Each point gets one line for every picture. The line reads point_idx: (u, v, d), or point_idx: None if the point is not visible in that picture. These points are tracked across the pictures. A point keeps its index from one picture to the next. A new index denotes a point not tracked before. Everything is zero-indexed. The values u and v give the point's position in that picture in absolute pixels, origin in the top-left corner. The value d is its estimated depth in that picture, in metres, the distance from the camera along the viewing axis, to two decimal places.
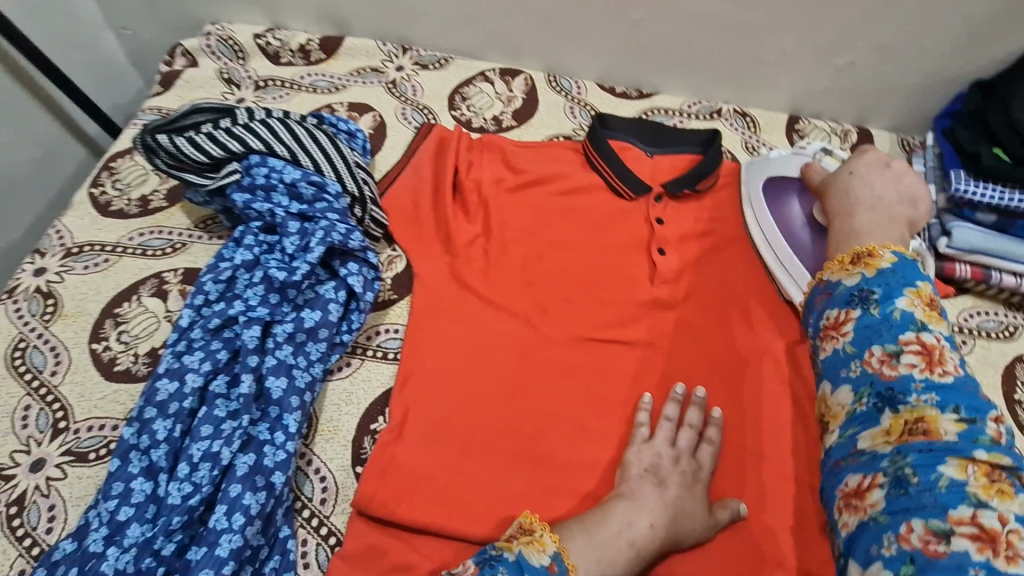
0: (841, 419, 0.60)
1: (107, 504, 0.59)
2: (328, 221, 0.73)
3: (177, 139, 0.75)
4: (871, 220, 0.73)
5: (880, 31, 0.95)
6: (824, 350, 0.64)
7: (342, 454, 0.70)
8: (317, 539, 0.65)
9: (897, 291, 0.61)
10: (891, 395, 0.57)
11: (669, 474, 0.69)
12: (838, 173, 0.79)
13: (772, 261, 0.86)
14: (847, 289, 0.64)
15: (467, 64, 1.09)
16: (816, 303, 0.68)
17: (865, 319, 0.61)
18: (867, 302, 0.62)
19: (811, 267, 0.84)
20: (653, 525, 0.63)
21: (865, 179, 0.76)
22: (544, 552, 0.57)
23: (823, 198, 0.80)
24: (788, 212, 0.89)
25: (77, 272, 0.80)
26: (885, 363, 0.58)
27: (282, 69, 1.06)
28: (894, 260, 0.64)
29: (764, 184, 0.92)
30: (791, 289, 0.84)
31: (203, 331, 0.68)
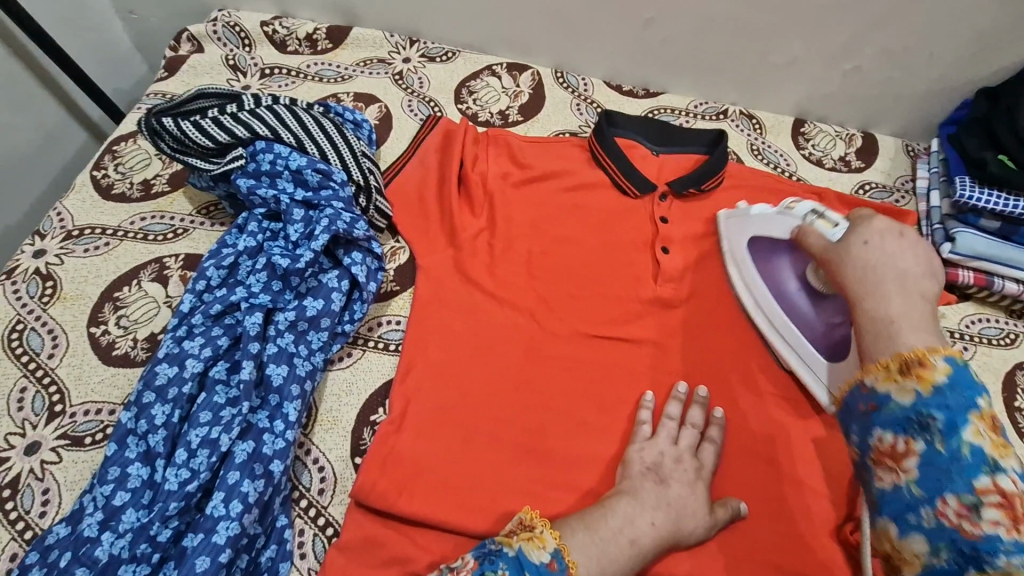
0: (916, 571, 0.51)
1: (103, 489, 0.58)
2: (333, 210, 0.72)
3: (182, 123, 0.75)
4: (905, 303, 0.61)
5: (891, 36, 0.94)
6: (883, 482, 0.55)
7: (342, 444, 0.69)
8: (314, 529, 0.64)
9: (961, 417, 0.51)
10: (976, 555, 0.47)
11: (671, 473, 0.68)
12: (850, 244, 0.68)
13: (767, 331, 0.80)
14: (901, 409, 0.54)
15: (475, 58, 1.09)
16: (860, 414, 0.58)
17: (928, 456, 0.52)
18: (929, 432, 0.52)
19: (811, 336, 0.77)
20: (654, 524, 0.63)
21: (883, 250, 0.65)
22: (544, 549, 0.56)
23: (835, 272, 0.68)
24: (777, 273, 0.81)
25: (77, 255, 0.79)
26: (964, 516, 0.49)
27: (289, 58, 1.05)
28: (950, 371, 0.54)
29: (749, 244, 0.84)
30: (795, 364, 0.78)
31: (203, 317, 0.67)
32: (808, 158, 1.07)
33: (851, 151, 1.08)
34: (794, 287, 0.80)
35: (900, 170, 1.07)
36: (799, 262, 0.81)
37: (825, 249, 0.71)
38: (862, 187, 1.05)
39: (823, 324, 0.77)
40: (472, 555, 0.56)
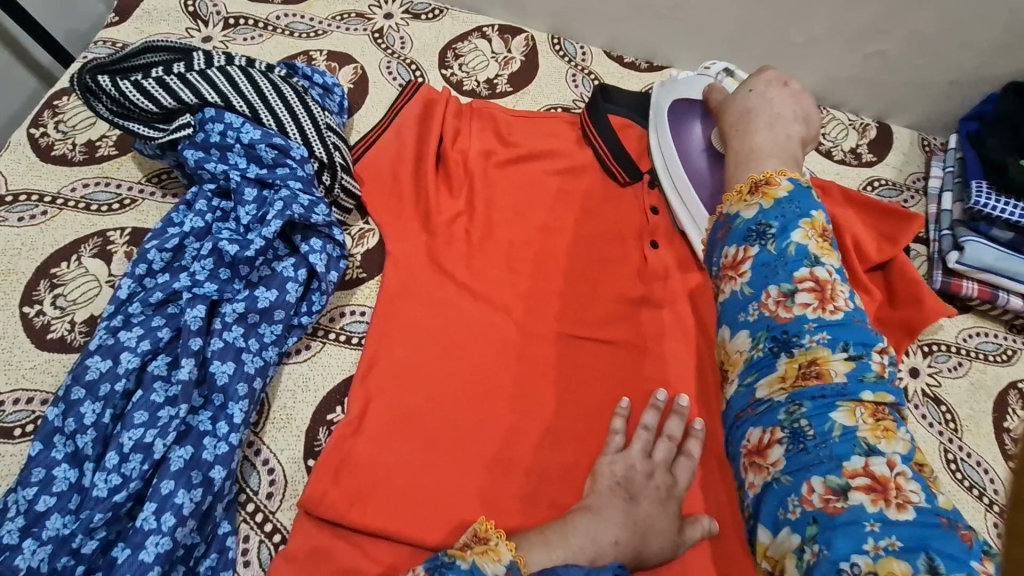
0: (738, 366, 0.55)
1: (26, 492, 0.53)
2: (289, 191, 0.66)
3: (121, 81, 0.66)
4: (767, 138, 0.67)
5: (922, 18, 0.86)
6: (723, 291, 0.58)
7: (295, 445, 0.65)
8: (260, 536, 0.60)
9: (793, 221, 0.56)
10: (787, 339, 0.52)
11: (642, 489, 0.63)
12: (738, 92, 0.73)
13: (668, 189, 0.81)
14: (745, 222, 0.58)
15: (464, 17, 0.99)
16: (719, 240, 0.61)
17: (761, 257, 0.56)
18: (764, 238, 0.57)
19: (706, 197, 0.79)
20: (617, 543, 0.59)
21: (764, 95, 0.71)
22: (499, 561, 0.53)
23: (722, 120, 0.74)
24: (688, 136, 0.82)
25: (11, 223, 0.72)
26: (781, 304, 0.53)
27: (256, 7, 0.94)
28: (790, 188, 0.59)
29: (671, 107, 0.84)
30: (686, 222, 0.80)
31: (142, 306, 0.61)
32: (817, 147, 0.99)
33: (862, 143, 1.00)
34: (700, 147, 0.81)
35: (911, 167, 0.99)
36: (709, 129, 0.82)
37: (719, 101, 0.76)
38: (870, 184, 0.97)
39: (715, 185, 0.79)
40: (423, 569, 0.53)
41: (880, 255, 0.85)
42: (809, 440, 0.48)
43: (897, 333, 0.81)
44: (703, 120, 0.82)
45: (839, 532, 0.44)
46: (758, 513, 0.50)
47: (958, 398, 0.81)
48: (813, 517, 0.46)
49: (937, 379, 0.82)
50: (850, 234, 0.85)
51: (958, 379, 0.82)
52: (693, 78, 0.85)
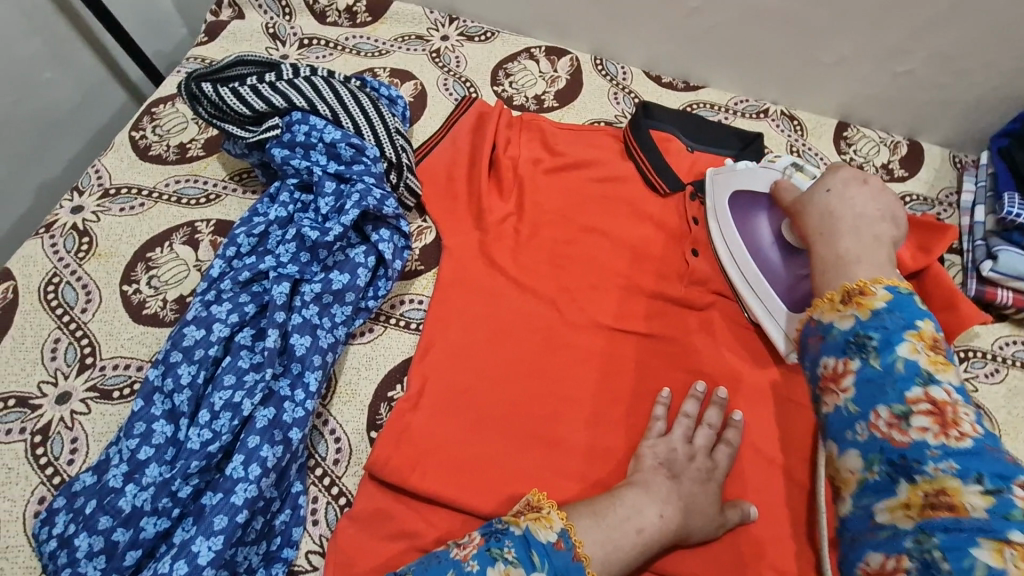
0: (852, 488, 0.51)
1: (129, 442, 0.60)
2: (364, 185, 0.72)
3: (221, 88, 0.75)
4: (857, 240, 0.64)
5: (950, 39, 0.90)
6: (827, 406, 0.55)
7: (359, 417, 0.70)
8: (327, 497, 0.66)
9: (897, 334, 0.53)
10: (905, 463, 0.48)
11: (683, 469, 0.67)
12: (813, 191, 0.71)
13: (739, 282, 0.81)
14: (841, 333, 0.56)
15: (514, 39, 1.07)
16: (809, 346, 0.60)
17: (865, 372, 0.53)
18: (866, 350, 0.53)
19: (779, 288, 0.79)
20: (662, 515, 0.62)
21: (845, 197, 0.69)
22: (551, 528, 0.56)
23: (798, 219, 0.72)
24: (755, 229, 0.81)
25: (113, 213, 0.81)
26: (894, 425, 0.49)
27: (327, 29, 1.04)
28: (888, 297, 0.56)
29: (731, 198, 0.84)
30: (762, 316, 0.79)
31: (232, 283, 0.68)
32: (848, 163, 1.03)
33: (894, 159, 1.04)
34: (767, 239, 0.80)
35: (943, 182, 1.03)
36: (775, 219, 0.81)
37: (793, 200, 0.74)
38: (902, 199, 1.01)
39: (792, 279, 0.78)
40: (478, 533, 0.57)
41: (914, 263, 0.88)
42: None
43: None
44: (769, 210, 0.81)
45: None
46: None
47: (995, 402, 0.83)
48: None
49: (973, 384, 0.84)
50: None
51: (994, 384, 0.84)
52: (754, 169, 0.82)
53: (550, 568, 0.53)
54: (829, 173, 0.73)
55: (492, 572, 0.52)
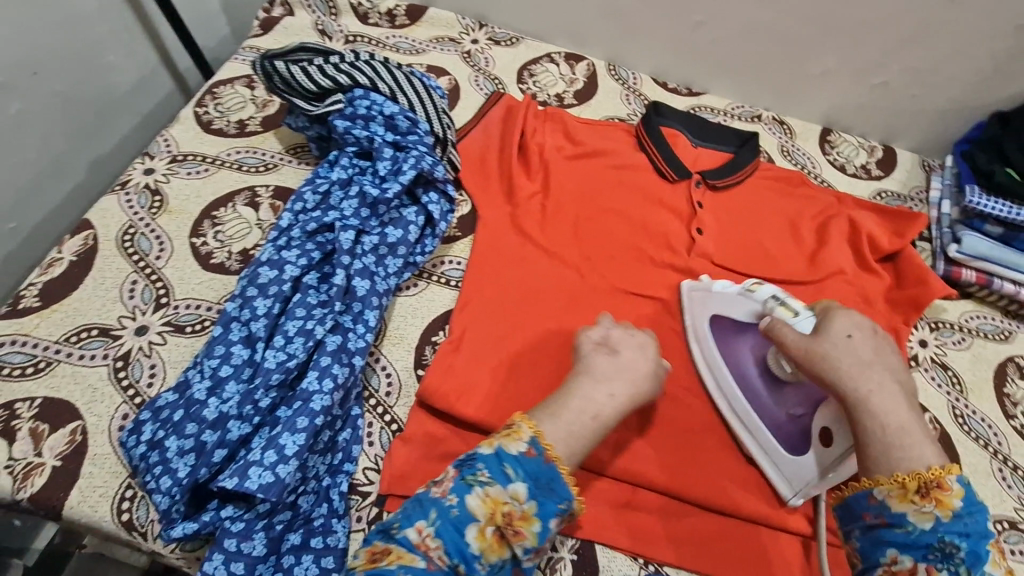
0: None
1: (210, 362, 0.68)
2: (418, 152, 0.82)
3: (291, 66, 0.84)
4: (897, 400, 0.63)
5: (917, 54, 1.04)
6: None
7: (406, 357, 0.79)
8: (381, 423, 0.73)
9: (979, 544, 0.55)
10: None
11: (621, 344, 0.74)
12: (830, 335, 0.68)
13: (728, 415, 0.80)
14: (928, 537, 0.55)
15: (537, 45, 1.20)
16: (877, 533, 0.58)
17: None
18: (952, 560, 0.54)
19: (773, 426, 0.77)
20: (613, 394, 0.69)
21: (863, 347, 0.67)
22: (521, 440, 0.62)
23: (816, 365, 0.67)
24: (739, 359, 0.80)
25: (181, 176, 0.88)
26: None
27: (370, 29, 1.15)
28: (963, 494, 0.56)
29: (711, 324, 0.83)
30: (756, 453, 0.77)
31: (301, 233, 0.77)
32: (832, 163, 1.16)
33: (871, 161, 1.17)
34: (754, 372, 0.78)
35: (914, 182, 1.16)
36: (759, 349, 0.79)
37: (800, 340, 0.68)
38: (879, 195, 1.13)
39: (784, 416, 0.76)
40: (454, 467, 0.62)
41: (890, 245, 1.00)
42: None
43: (905, 309, 0.96)
44: (756, 340, 0.80)
45: None
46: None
47: (962, 366, 0.94)
48: None
49: (942, 350, 0.95)
50: (861, 231, 1.01)
51: (961, 351, 0.95)
52: (734, 297, 0.81)
53: (524, 475, 0.60)
54: (829, 314, 0.71)
55: (472, 497, 0.58)
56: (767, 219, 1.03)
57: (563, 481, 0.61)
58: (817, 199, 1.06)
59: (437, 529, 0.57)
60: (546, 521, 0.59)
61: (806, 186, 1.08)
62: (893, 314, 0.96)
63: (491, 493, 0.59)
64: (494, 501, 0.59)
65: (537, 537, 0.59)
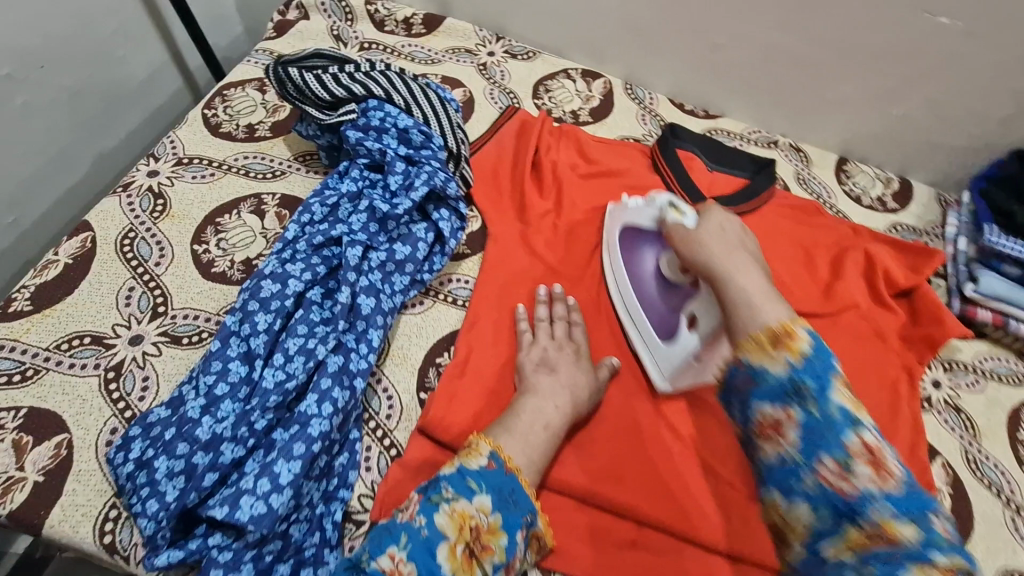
0: (802, 536, 0.54)
1: (206, 378, 0.65)
2: (431, 167, 0.80)
3: (305, 74, 0.82)
4: (762, 281, 0.65)
5: (939, 88, 1.02)
6: (766, 453, 0.57)
7: (409, 379, 0.76)
8: (380, 447, 0.71)
9: (826, 378, 0.56)
10: (851, 508, 0.52)
11: (557, 360, 0.76)
12: (704, 229, 0.72)
13: (622, 313, 0.85)
14: (778, 381, 0.57)
15: (553, 61, 1.18)
16: (738, 389, 0.60)
17: (806, 420, 0.55)
18: (804, 399, 0.56)
19: (655, 322, 0.81)
20: (557, 406, 0.71)
21: (728, 240, 0.71)
22: (480, 455, 0.63)
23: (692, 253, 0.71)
24: (639, 261, 0.84)
25: (186, 179, 0.86)
26: (841, 475, 0.53)
27: (385, 36, 1.14)
28: (812, 341, 0.58)
29: (621, 232, 0.88)
30: (640, 346, 0.82)
31: (307, 246, 0.74)
32: (848, 194, 1.14)
33: (887, 194, 1.15)
34: (650, 271, 0.82)
35: (930, 216, 1.14)
36: (658, 252, 0.83)
37: (685, 236, 0.73)
38: (894, 228, 1.12)
39: (666, 312, 0.80)
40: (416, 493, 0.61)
41: (906, 281, 0.99)
42: None
43: (920, 348, 0.94)
44: (654, 244, 0.83)
45: None
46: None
47: (975, 409, 0.92)
48: None
49: (956, 392, 0.93)
50: (876, 266, 0.99)
51: (975, 393, 0.93)
52: (641, 207, 0.85)
53: (488, 487, 0.60)
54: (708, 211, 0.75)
55: (439, 515, 0.57)
56: (781, 249, 1.01)
57: (524, 492, 0.62)
58: (832, 230, 1.04)
59: (408, 552, 0.55)
60: (512, 532, 0.59)
61: (821, 215, 1.06)
62: (907, 352, 0.94)
63: (458, 507, 0.58)
64: (461, 516, 0.58)
65: (504, 552, 0.58)
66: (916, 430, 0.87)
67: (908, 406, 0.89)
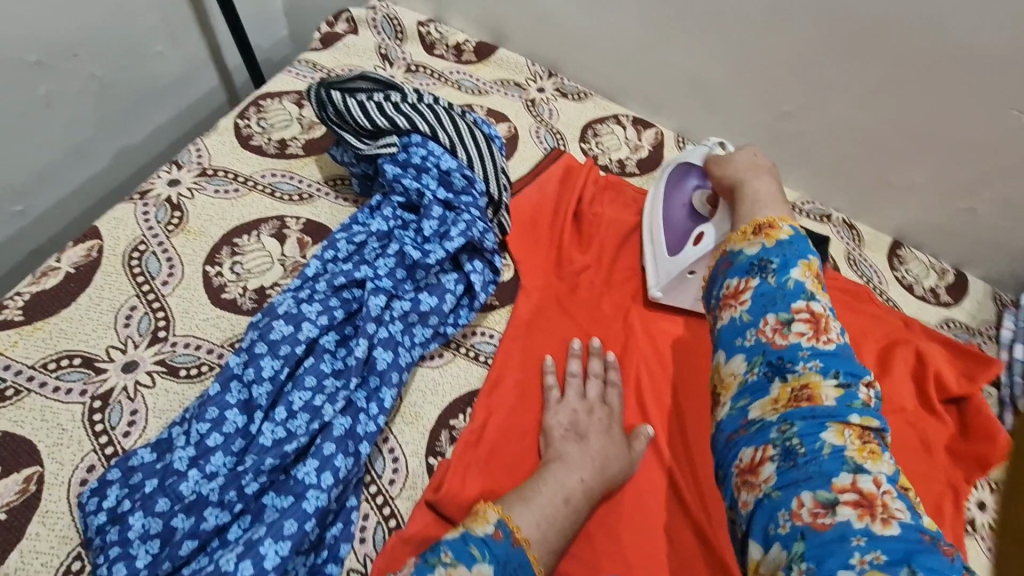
0: (731, 389, 0.54)
1: (199, 426, 0.59)
2: (470, 216, 0.74)
3: (349, 99, 0.77)
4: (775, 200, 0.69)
5: (1012, 186, 0.96)
6: (722, 318, 0.58)
7: (418, 441, 0.69)
8: (378, 517, 0.64)
9: (792, 260, 0.58)
10: (781, 363, 0.52)
11: (588, 428, 0.70)
12: (740, 158, 0.75)
13: (646, 234, 0.90)
14: (747, 258, 0.60)
15: (605, 104, 1.12)
16: (717, 273, 0.63)
17: (762, 287, 0.57)
18: (765, 272, 0.58)
19: (670, 242, 0.85)
20: (583, 481, 0.64)
21: (760, 168, 0.73)
22: (487, 522, 0.54)
23: (722, 177, 0.76)
24: (678, 189, 0.86)
25: (207, 192, 0.81)
26: (778, 331, 0.54)
27: (434, 60, 1.09)
28: (790, 233, 0.61)
29: (672, 168, 0.89)
30: (649, 261, 0.87)
31: (326, 286, 0.69)
32: (900, 281, 1.07)
33: (941, 285, 1.08)
34: (682, 201, 0.84)
35: (984, 315, 1.06)
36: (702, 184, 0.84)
37: (724, 163, 0.76)
38: (945, 323, 1.04)
39: (683, 235, 0.84)
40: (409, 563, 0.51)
41: (959, 388, 0.91)
42: (800, 457, 0.47)
43: (969, 466, 0.87)
44: (700, 174, 0.84)
45: (828, 552, 0.42)
46: (748, 528, 0.48)
47: None
48: (801, 532, 0.44)
49: None
50: (929, 367, 0.92)
51: None
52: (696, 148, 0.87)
53: (492, 558, 0.50)
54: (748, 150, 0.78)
55: None
56: None
57: (531, 572, 0.52)
58: (884, 319, 0.97)
59: None
60: None
61: (872, 302, 0.99)
62: (953, 468, 0.87)
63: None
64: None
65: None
66: None
67: (949, 530, 0.81)
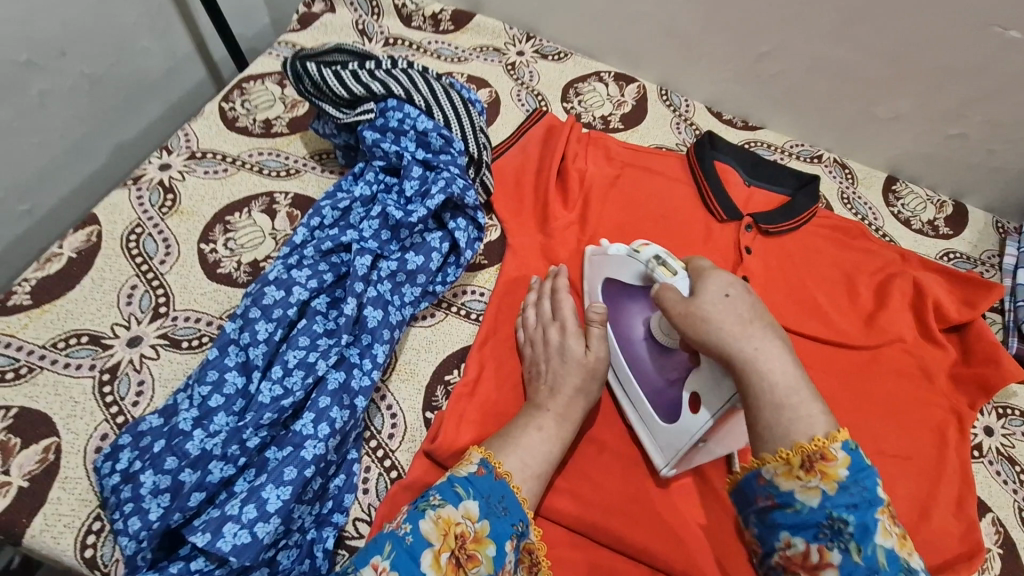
0: None
1: (201, 389, 0.62)
2: (450, 173, 0.76)
3: (324, 71, 0.79)
4: (789, 365, 0.54)
5: (1003, 108, 0.93)
6: None
7: (415, 396, 0.71)
8: (379, 468, 0.66)
9: (870, 514, 0.48)
10: None
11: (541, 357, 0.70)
12: (710, 304, 0.58)
13: (614, 385, 0.74)
14: (812, 513, 0.50)
15: (586, 63, 1.12)
16: (763, 512, 0.53)
17: (846, 565, 0.48)
18: (841, 535, 0.48)
19: (652, 397, 0.70)
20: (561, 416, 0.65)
21: (738, 313, 0.57)
22: (470, 462, 0.58)
23: (699, 338, 0.58)
24: (627, 322, 0.73)
25: (198, 174, 0.83)
26: None
27: (412, 32, 1.10)
28: (850, 462, 0.50)
29: (604, 287, 0.76)
30: (634, 421, 0.71)
31: (315, 252, 0.70)
32: (896, 216, 1.06)
33: (939, 218, 1.06)
34: (640, 334, 0.72)
35: (986, 244, 1.05)
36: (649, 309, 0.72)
37: (682, 312, 0.60)
38: (946, 255, 1.03)
39: (663, 382, 0.69)
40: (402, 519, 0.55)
41: (958, 316, 0.90)
42: None
43: (970, 390, 0.86)
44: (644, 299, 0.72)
45: None
46: None
47: None
48: None
49: (1009, 440, 0.85)
50: (926, 297, 0.91)
51: None
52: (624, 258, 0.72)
53: (477, 493, 0.55)
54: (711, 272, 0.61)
55: (425, 521, 0.51)
56: (822, 271, 0.93)
57: (516, 500, 0.56)
58: (878, 254, 0.96)
59: (393, 565, 0.48)
60: (501, 542, 0.53)
61: (868, 239, 0.97)
62: (955, 394, 0.87)
63: (445, 515, 0.52)
64: (446, 523, 0.52)
65: (493, 563, 0.52)
66: (964, 481, 0.79)
67: (955, 455, 0.81)
